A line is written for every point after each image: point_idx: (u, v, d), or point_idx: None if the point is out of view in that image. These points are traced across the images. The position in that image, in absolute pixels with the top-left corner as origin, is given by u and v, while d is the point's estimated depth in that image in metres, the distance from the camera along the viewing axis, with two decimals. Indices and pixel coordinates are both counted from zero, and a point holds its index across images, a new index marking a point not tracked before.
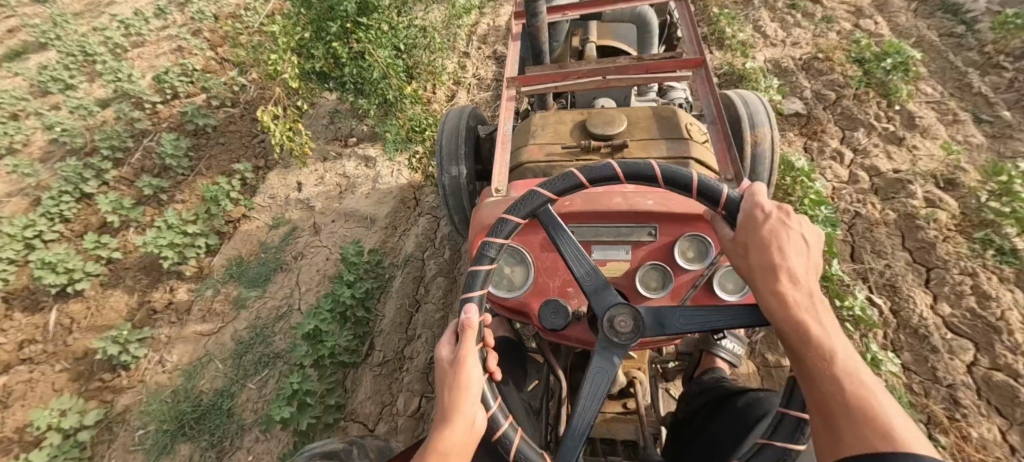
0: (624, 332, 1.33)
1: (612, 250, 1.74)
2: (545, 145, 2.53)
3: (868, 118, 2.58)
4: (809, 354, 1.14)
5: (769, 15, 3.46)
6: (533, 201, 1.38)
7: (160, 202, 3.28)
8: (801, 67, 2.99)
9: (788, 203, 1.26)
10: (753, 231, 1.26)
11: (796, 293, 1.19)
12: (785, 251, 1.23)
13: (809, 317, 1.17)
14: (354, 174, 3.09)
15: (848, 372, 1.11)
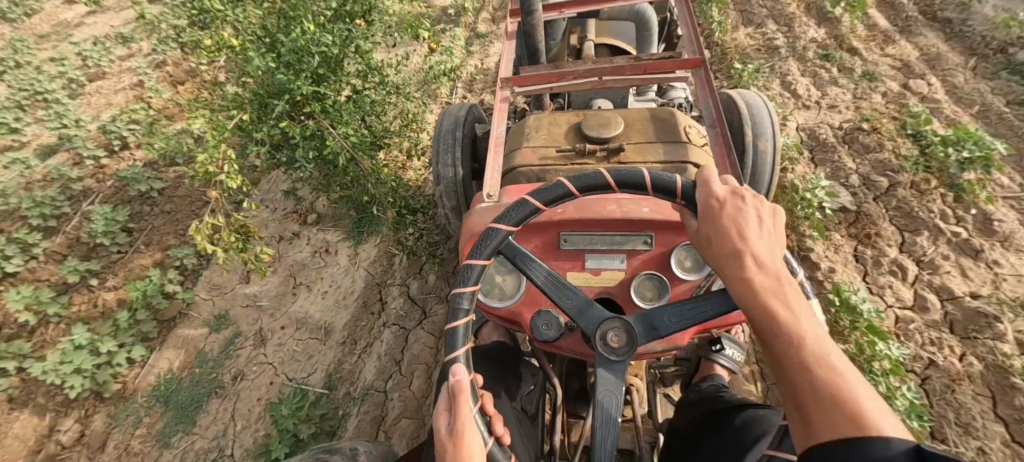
0: (618, 348, 1.29)
1: (606, 259, 1.59)
2: (537, 148, 2.36)
3: (931, 217, 2.11)
4: (780, 347, 1.06)
5: (799, 67, 2.98)
6: (537, 199, 1.34)
7: (89, 288, 2.81)
8: (842, 139, 2.52)
9: (744, 188, 1.21)
10: (713, 220, 1.19)
11: (764, 278, 1.12)
12: (746, 236, 1.16)
13: (778, 301, 1.10)
14: (310, 262, 2.62)
15: (820, 357, 1.03)
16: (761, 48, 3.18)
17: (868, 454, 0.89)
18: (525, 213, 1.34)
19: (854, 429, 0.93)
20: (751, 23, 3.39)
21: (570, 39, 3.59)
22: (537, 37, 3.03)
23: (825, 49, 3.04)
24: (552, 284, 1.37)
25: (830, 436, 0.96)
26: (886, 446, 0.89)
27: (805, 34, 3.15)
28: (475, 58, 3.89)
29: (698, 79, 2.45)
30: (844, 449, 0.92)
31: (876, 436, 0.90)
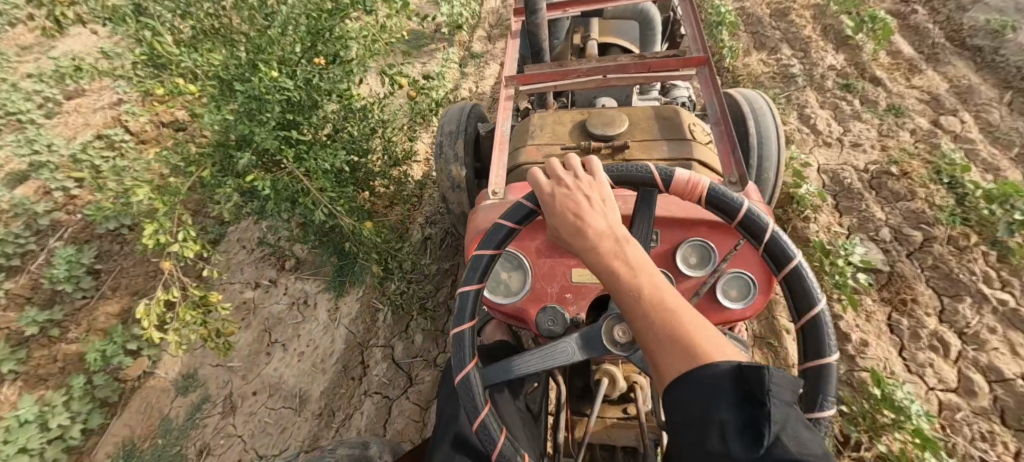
0: (629, 339, 1.22)
1: None
2: (543, 146, 2.41)
3: (973, 280, 1.90)
4: (622, 300, 1.05)
5: (818, 98, 2.77)
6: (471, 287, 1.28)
7: (50, 341, 2.59)
8: (868, 184, 2.31)
9: (570, 168, 1.23)
10: (551, 206, 1.22)
11: (602, 240, 1.13)
12: (583, 212, 1.17)
13: (618, 261, 1.09)
14: (286, 317, 2.40)
15: (654, 300, 1.01)
16: (779, 74, 2.96)
17: (700, 385, 0.86)
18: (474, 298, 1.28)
19: (690, 363, 0.90)
20: (766, 48, 3.17)
21: (574, 41, 3.52)
22: (541, 37, 3.13)
23: (847, 78, 2.82)
24: (543, 355, 1.29)
25: (671, 374, 0.93)
26: (714, 369, 0.87)
27: (823, 61, 2.94)
28: (470, 80, 3.69)
29: (704, 77, 2.45)
30: (680, 386, 0.89)
31: (703, 366, 0.87)
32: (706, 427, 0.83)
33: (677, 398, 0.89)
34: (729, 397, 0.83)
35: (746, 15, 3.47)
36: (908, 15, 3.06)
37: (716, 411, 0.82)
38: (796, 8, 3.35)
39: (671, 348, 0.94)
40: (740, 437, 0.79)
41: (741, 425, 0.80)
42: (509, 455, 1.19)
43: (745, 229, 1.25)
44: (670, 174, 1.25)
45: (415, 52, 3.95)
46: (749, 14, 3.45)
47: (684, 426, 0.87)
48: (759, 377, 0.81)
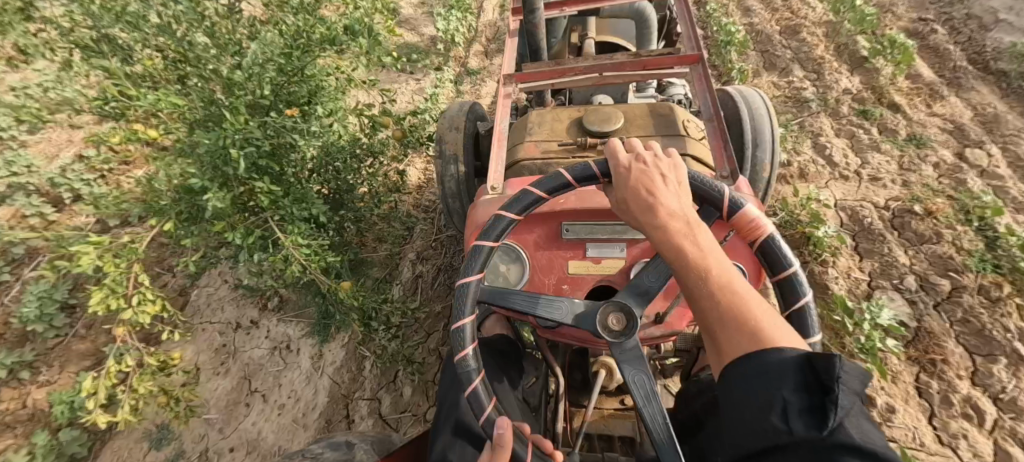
0: (622, 329, 1.25)
1: (607, 248, 1.68)
2: (540, 142, 2.40)
3: (1008, 339, 1.77)
4: (690, 282, 1.09)
5: (832, 125, 2.61)
6: (511, 211, 1.39)
7: (21, 384, 2.45)
8: (889, 224, 2.16)
9: (647, 146, 1.24)
10: (623, 180, 1.23)
11: (674, 221, 1.15)
12: (656, 190, 1.19)
13: (686, 242, 1.12)
14: (268, 364, 2.27)
15: (724, 287, 1.05)
16: (791, 97, 2.81)
17: (767, 369, 0.91)
18: (504, 225, 1.38)
19: (755, 346, 0.96)
20: (776, 69, 3.02)
21: (570, 39, 3.58)
22: (537, 38, 3.04)
23: (862, 103, 2.67)
24: (536, 303, 1.36)
25: (736, 357, 0.98)
26: (782, 357, 0.91)
27: (838, 84, 2.78)
28: (466, 99, 3.54)
29: (698, 73, 2.48)
30: (745, 365, 0.95)
31: (771, 350, 0.93)
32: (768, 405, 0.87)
33: (742, 382, 0.93)
34: (795, 382, 0.86)
35: (755, 31, 3.32)
36: (927, 35, 2.91)
37: (779, 392, 0.86)
38: (808, 25, 3.20)
39: (738, 331, 0.99)
40: (804, 417, 0.81)
41: (805, 408, 0.82)
42: (469, 365, 1.29)
43: (781, 287, 1.23)
44: (742, 203, 1.25)
45: (408, 68, 3.83)
46: (759, 31, 3.30)
47: (744, 404, 0.91)
48: (828, 365, 0.83)
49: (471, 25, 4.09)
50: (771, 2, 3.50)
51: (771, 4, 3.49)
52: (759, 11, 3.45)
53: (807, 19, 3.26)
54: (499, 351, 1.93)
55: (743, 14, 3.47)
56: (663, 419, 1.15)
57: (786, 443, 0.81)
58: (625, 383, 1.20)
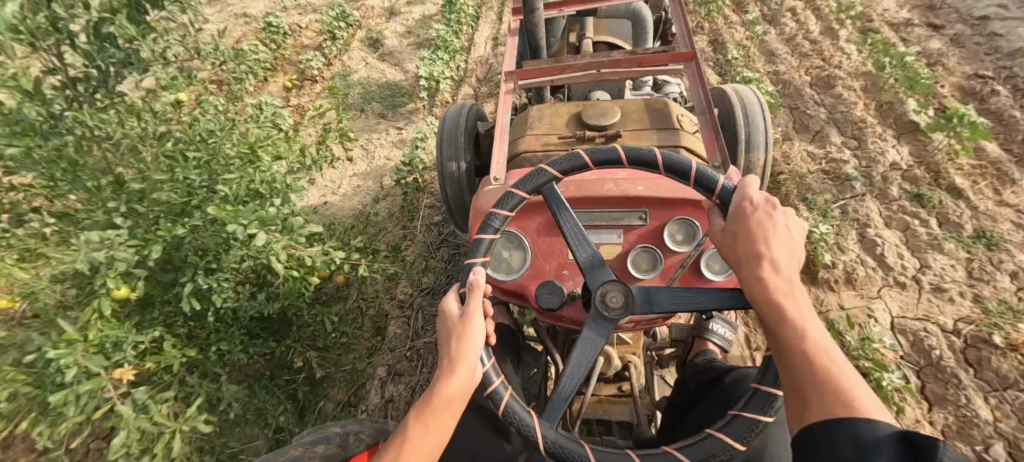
0: (615, 308, 1.36)
1: (605, 234, 1.75)
2: (541, 135, 2.62)
3: None
4: (784, 332, 1.12)
5: (881, 212, 2.24)
6: (625, 152, 1.41)
7: None
8: (963, 356, 1.88)
9: (776, 196, 1.23)
10: (739, 221, 1.24)
11: (781, 272, 1.18)
12: (769, 241, 1.19)
13: (785, 297, 1.14)
14: None
15: (819, 349, 1.09)
16: (832, 170, 2.42)
17: (860, 441, 0.93)
18: (612, 157, 1.43)
19: (845, 412, 0.99)
20: (809, 134, 2.61)
21: (568, 38, 3.75)
22: (539, 36, 3.06)
23: (915, 183, 2.29)
24: (575, 235, 1.46)
25: (823, 416, 1.01)
26: (878, 433, 0.94)
27: (884, 157, 2.39)
28: None
29: (694, 72, 2.59)
30: (833, 430, 0.98)
31: (865, 422, 0.96)
32: None
33: (830, 442, 0.97)
34: (893, 460, 0.89)
35: (780, 81, 2.91)
36: (988, 96, 2.51)
37: None
38: (843, 77, 2.79)
39: (829, 392, 1.03)
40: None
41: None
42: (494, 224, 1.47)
43: None
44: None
45: (388, 112, 3.52)
46: (785, 81, 2.90)
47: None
48: (935, 457, 0.84)
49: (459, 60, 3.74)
50: (799, 47, 3.09)
51: (798, 50, 3.08)
52: (784, 57, 3.05)
53: (841, 68, 2.85)
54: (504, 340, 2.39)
55: (765, 59, 3.09)
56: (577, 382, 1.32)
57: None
58: (575, 339, 1.34)
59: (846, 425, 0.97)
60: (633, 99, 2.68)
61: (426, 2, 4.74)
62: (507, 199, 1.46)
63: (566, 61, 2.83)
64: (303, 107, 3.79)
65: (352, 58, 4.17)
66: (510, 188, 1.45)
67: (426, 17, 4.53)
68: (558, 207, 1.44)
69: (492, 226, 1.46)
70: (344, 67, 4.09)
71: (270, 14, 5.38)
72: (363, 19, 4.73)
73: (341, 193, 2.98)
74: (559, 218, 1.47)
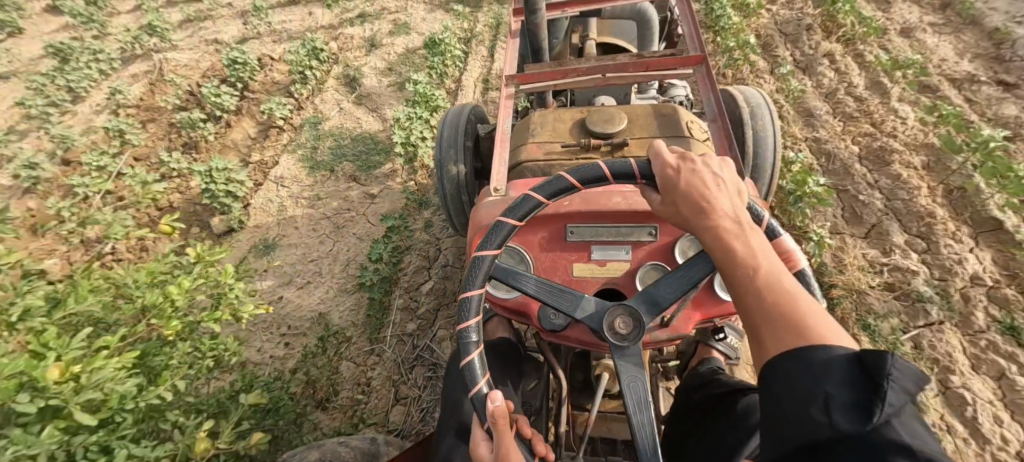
0: (626, 334, 1.40)
1: (612, 250, 1.71)
2: (543, 143, 2.44)
3: None
4: (736, 276, 1.11)
5: (965, 349, 1.86)
6: (538, 195, 1.49)
7: None
8: None
9: (694, 151, 1.25)
10: (671, 181, 1.24)
11: (723, 221, 1.16)
12: (705, 191, 1.20)
13: (731, 239, 1.14)
14: None
15: (773, 282, 1.07)
16: (898, 285, 2.00)
17: (814, 365, 0.93)
18: (530, 206, 1.51)
19: (802, 342, 0.98)
20: (863, 228, 2.18)
21: (569, 38, 3.49)
22: (540, 37, 2.94)
23: (1005, 308, 1.91)
24: (550, 293, 1.51)
25: (780, 351, 1.01)
26: (832, 354, 0.94)
27: (962, 267, 2.00)
28: (437, 217, 2.72)
29: (700, 76, 2.42)
30: (790, 362, 0.97)
31: (819, 346, 0.95)
32: (812, 402, 0.90)
33: (788, 372, 0.96)
34: (842, 377, 0.89)
35: (822, 153, 2.42)
36: None
37: (823, 388, 0.89)
38: (899, 150, 2.32)
39: (784, 323, 1.02)
40: (848, 412, 0.86)
41: (850, 402, 0.86)
42: (471, 337, 1.43)
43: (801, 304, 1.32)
44: (778, 231, 1.36)
45: (360, 175, 3.05)
46: (831, 154, 2.41)
47: (792, 393, 0.94)
48: (879, 362, 0.86)
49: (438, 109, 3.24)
50: (841, 106, 2.60)
51: (841, 109, 2.59)
52: (825, 116, 2.57)
53: (896, 138, 2.38)
54: (500, 355, 2.26)
55: (802, 123, 2.58)
56: (651, 428, 1.33)
57: (828, 434, 0.86)
58: (620, 389, 1.36)
59: (803, 353, 0.96)
60: (637, 106, 2.50)
61: (409, 32, 4.29)
62: (466, 303, 1.45)
63: (569, 64, 2.69)
64: (265, 165, 3.32)
65: (324, 102, 3.73)
66: (464, 294, 1.44)
67: (409, 51, 4.07)
68: (514, 278, 1.49)
69: (470, 341, 1.42)
70: (315, 113, 3.65)
71: (241, 42, 4.96)
72: (340, 51, 4.29)
73: (301, 285, 2.52)
74: (521, 284, 1.52)
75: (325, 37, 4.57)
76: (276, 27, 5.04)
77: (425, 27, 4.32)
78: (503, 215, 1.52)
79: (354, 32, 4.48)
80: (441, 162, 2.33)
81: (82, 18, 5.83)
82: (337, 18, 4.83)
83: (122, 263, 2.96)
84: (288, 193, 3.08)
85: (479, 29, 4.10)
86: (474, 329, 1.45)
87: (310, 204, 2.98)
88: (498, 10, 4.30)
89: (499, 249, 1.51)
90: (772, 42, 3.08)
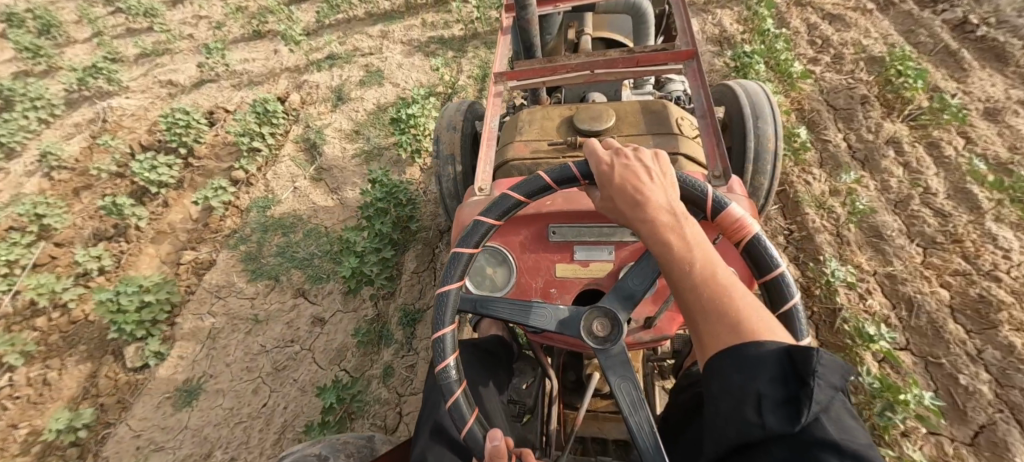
0: (606, 335, 1.30)
1: (595, 251, 1.59)
2: (530, 140, 2.26)
3: None
4: (673, 272, 1.07)
5: None
6: (486, 218, 1.40)
7: None
8: None
9: (623, 145, 1.22)
10: (608, 176, 1.21)
11: (661, 214, 1.13)
12: (640, 185, 1.17)
13: (668, 231, 1.10)
14: None
15: (708, 277, 1.04)
16: None
17: (745, 359, 0.91)
18: (482, 232, 1.41)
19: (738, 338, 0.95)
20: (967, 430, 1.56)
21: (567, 34, 3.12)
22: (532, 31, 2.60)
23: None
24: (518, 310, 1.40)
25: (716, 348, 0.97)
26: (764, 350, 0.91)
27: None
28: (397, 354, 2.16)
29: (693, 68, 2.32)
30: (724, 359, 0.94)
31: (753, 342, 0.93)
32: (744, 398, 0.88)
33: (722, 368, 0.93)
34: (772, 375, 0.87)
35: (902, 299, 1.83)
36: None
37: (755, 386, 0.88)
38: (1007, 301, 1.74)
39: (721, 320, 0.98)
40: (778, 411, 0.84)
41: (782, 401, 0.85)
42: (450, 374, 1.30)
43: (770, 290, 1.24)
44: (723, 204, 1.26)
45: (308, 288, 2.48)
46: (913, 301, 1.82)
47: (723, 392, 0.92)
48: (808, 361, 0.84)
49: (407, 212, 2.51)
50: (916, 223, 2.02)
51: (917, 228, 2.01)
52: (895, 234, 2.00)
53: (1001, 281, 1.80)
54: (490, 355, 1.90)
55: (869, 248, 1.99)
56: (651, 427, 1.20)
57: (761, 436, 0.84)
58: (612, 389, 1.25)
59: (738, 350, 0.93)
60: (626, 103, 2.32)
61: (382, 82, 3.71)
62: (438, 347, 1.33)
63: (558, 60, 2.48)
64: (198, 263, 2.76)
65: (276, 175, 3.15)
66: (437, 339, 1.32)
67: (380, 108, 3.49)
68: (484, 305, 1.38)
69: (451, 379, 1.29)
70: (265, 192, 3.06)
71: (197, 87, 4.42)
72: (302, 106, 3.73)
73: None
74: (491, 311, 1.40)
75: (289, 87, 4.01)
76: (235, 68, 4.48)
77: (399, 76, 3.73)
78: (456, 247, 1.42)
79: (319, 80, 3.93)
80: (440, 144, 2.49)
81: (29, 52, 5.26)
82: (302, 59, 4.26)
83: (14, 402, 2.40)
84: (222, 308, 2.51)
85: (462, 83, 3.54)
86: (453, 368, 1.32)
87: (246, 328, 2.41)
88: (487, 55, 3.74)
89: (463, 281, 1.39)
90: (819, 118, 2.48)
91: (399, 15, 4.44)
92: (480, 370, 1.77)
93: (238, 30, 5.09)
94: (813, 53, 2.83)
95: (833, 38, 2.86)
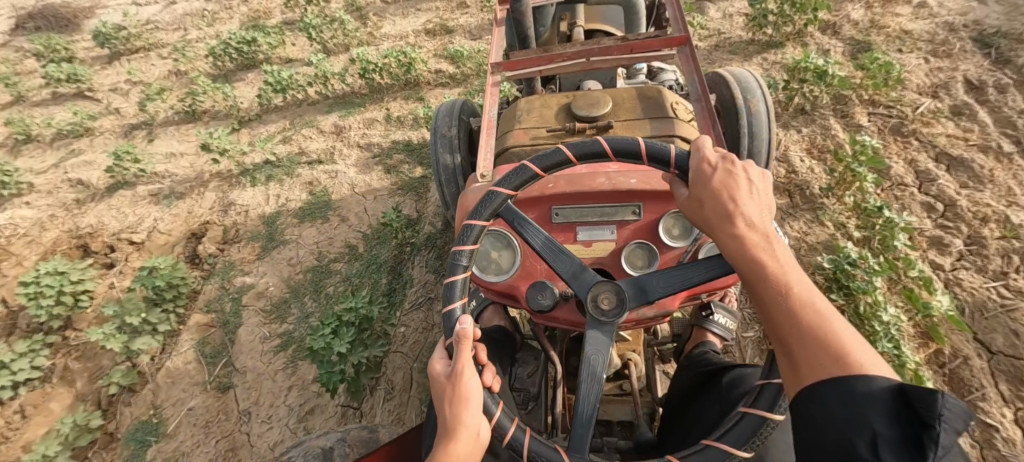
0: (609, 310, 1.02)
1: (595, 231, 1.28)
2: (530, 127, 1.69)
3: None
4: (760, 290, 0.86)
5: None
6: (570, 149, 1.05)
7: None
8: None
9: (735, 154, 0.96)
10: (701, 180, 0.96)
11: (751, 231, 0.90)
12: (737, 196, 0.93)
13: (763, 251, 0.88)
14: None
15: (803, 304, 0.83)
16: None
17: (850, 394, 0.71)
18: (559, 161, 1.06)
19: (838, 371, 0.75)
20: None
21: (558, 26, 2.32)
22: (529, 26, 2.05)
23: None
24: (550, 249, 1.10)
25: (812, 378, 0.77)
26: (872, 385, 0.71)
27: None
28: None
29: (682, 55, 1.83)
30: (824, 388, 0.74)
31: (860, 376, 0.72)
32: (852, 437, 0.69)
33: (822, 400, 0.74)
34: (887, 412, 0.68)
35: None
36: None
37: (866, 421, 0.68)
38: None
39: (821, 348, 0.78)
40: (897, 451, 0.65)
41: (899, 439, 0.66)
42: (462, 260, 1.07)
43: None
44: None
45: None
46: None
47: (824, 422, 0.73)
48: (925, 398, 0.65)
49: None
50: None
51: None
52: None
53: None
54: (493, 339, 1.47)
55: None
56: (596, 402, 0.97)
57: None
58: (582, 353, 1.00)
59: (849, 385, 0.72)
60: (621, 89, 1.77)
61: (328, 216, 2.81)
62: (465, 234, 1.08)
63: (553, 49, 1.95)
64: None
65: (169, 382, 2.27)
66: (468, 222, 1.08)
67: (321, 254, 2.61)
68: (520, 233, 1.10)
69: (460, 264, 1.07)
70: (150, 409, 2.19)
71: (109, 194, 3.51)
72: (222, 245, 2.84)
73: None
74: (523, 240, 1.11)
75: (212, 208, 3.11)
76: (157, 170, 3.59)
77: (351, 206, 2.83)
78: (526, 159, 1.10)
79: (249, 203, 3.03)
80: (436, 151, 2.13)
81: None
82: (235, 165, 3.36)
83: None
84: None
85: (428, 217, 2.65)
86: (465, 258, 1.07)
87: None
88: None
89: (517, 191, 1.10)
90: (967, 370, 1.59)
91: (359, 99, 3.55)
92: (492, 349, 1.41)
93: (170, 106, 4.16)
94: (935, 228, 1.93)
95: (961, 202, 1.96)
